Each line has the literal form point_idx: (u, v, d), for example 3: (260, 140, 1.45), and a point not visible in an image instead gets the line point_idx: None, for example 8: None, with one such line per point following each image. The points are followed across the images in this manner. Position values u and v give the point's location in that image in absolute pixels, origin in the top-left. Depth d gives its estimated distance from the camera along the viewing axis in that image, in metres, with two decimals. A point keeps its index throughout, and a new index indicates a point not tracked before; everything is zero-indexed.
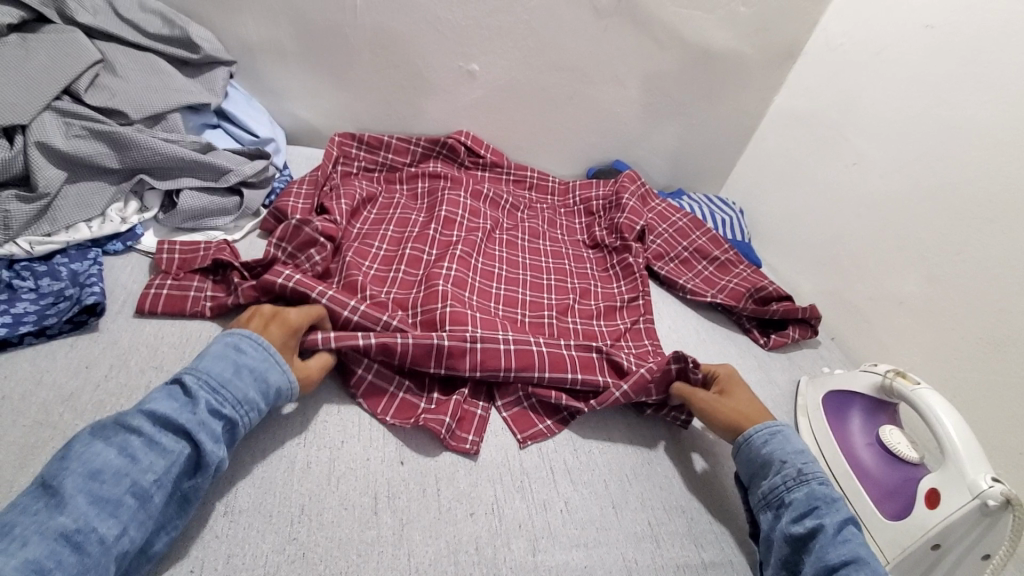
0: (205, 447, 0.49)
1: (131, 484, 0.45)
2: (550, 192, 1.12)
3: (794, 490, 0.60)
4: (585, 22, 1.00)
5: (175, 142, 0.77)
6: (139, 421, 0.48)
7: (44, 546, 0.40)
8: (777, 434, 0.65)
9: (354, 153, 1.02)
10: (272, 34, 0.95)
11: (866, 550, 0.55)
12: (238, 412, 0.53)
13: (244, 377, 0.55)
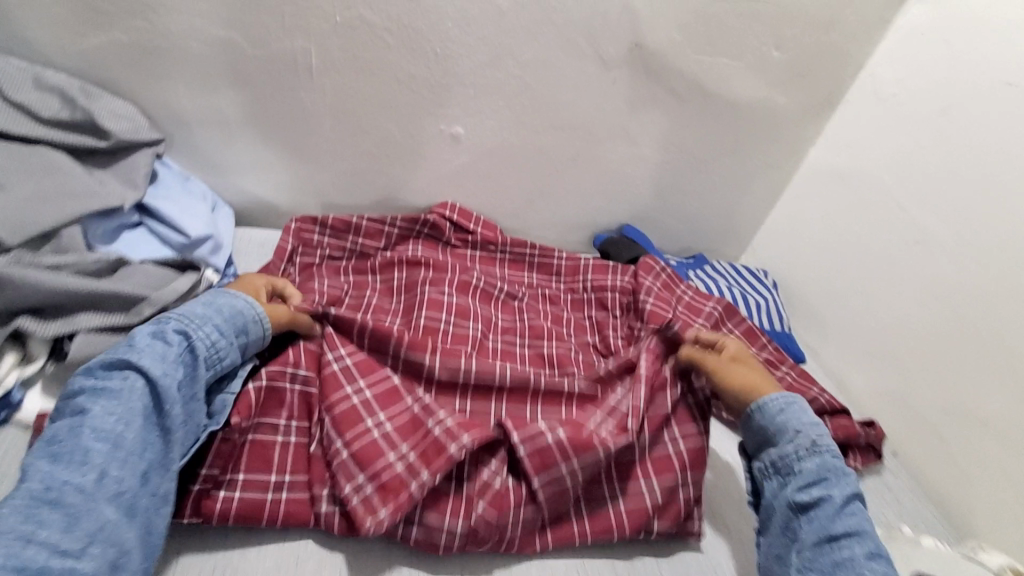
0: (152, 372, 0.54)
1: (85, 435, 0.50)
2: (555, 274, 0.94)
3: (806, 464, 0.61)
4: (591, 75, 0.83)
5: (72, 266, 0.60)
6: (84, 386, 0.53)
7: (21, 511, 0.45)
8: (783, 401, 0.65)
9: (315, 241, 0.87)
10: (210, 104, 0.78)
11: (865, 523, 0.57)
12: (189, 333, 0.58)
13: (189, 315, 0.60)
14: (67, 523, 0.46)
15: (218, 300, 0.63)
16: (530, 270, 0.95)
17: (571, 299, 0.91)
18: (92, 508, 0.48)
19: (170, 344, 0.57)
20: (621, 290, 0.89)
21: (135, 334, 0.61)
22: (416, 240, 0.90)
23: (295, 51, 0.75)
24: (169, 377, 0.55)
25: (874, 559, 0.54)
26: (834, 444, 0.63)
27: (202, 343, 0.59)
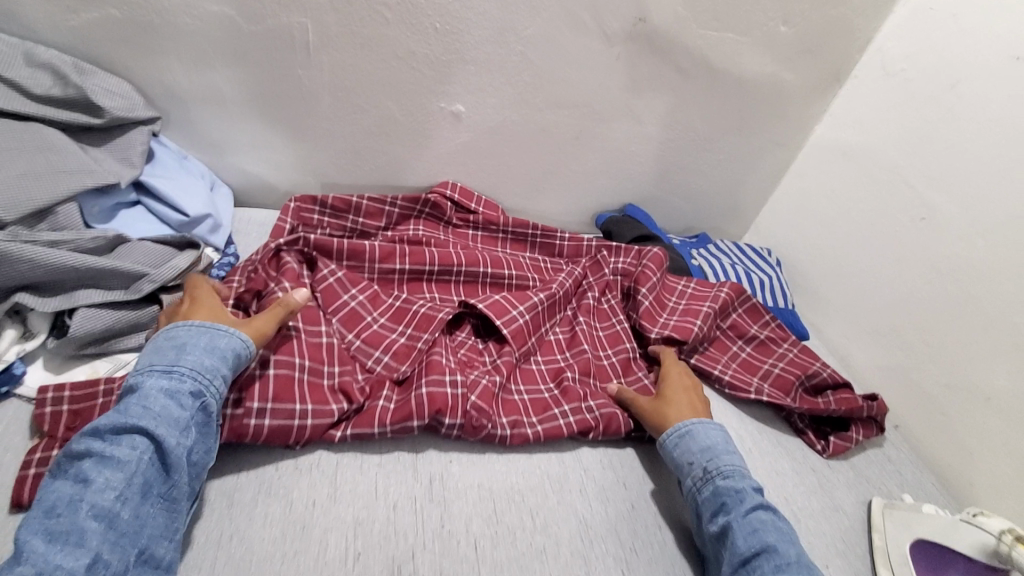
0: (166, 443, 0.46)
1: (90, 508, 0.42)
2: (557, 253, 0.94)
3: (704, 490, 0.59)
4: (593, 52, 0.82)
5: (69, 242, 0.59)
6: (86, 443, 0.45)
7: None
8: (697, 428, 0.63)
9: (315, 220, 0.85)
10: (206, 81, 0.77)
11: (778, 535, 0.54)
12: (200, 383, 0.50)
13: (194, 358, 0.51)
14: None
15: (213, 334, 0.54)
16: (532, 249, 0.95)
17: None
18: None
19: (179, 401, 0.49)
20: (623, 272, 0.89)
21: (135, 309, 0.61)
22: (418, 219, 0.91)
23: (291, 27, 0.73)
24: (180, 441, 0.47)
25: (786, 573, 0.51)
26: (735, 460, 0.61)
27: (215, 393, 0.51)
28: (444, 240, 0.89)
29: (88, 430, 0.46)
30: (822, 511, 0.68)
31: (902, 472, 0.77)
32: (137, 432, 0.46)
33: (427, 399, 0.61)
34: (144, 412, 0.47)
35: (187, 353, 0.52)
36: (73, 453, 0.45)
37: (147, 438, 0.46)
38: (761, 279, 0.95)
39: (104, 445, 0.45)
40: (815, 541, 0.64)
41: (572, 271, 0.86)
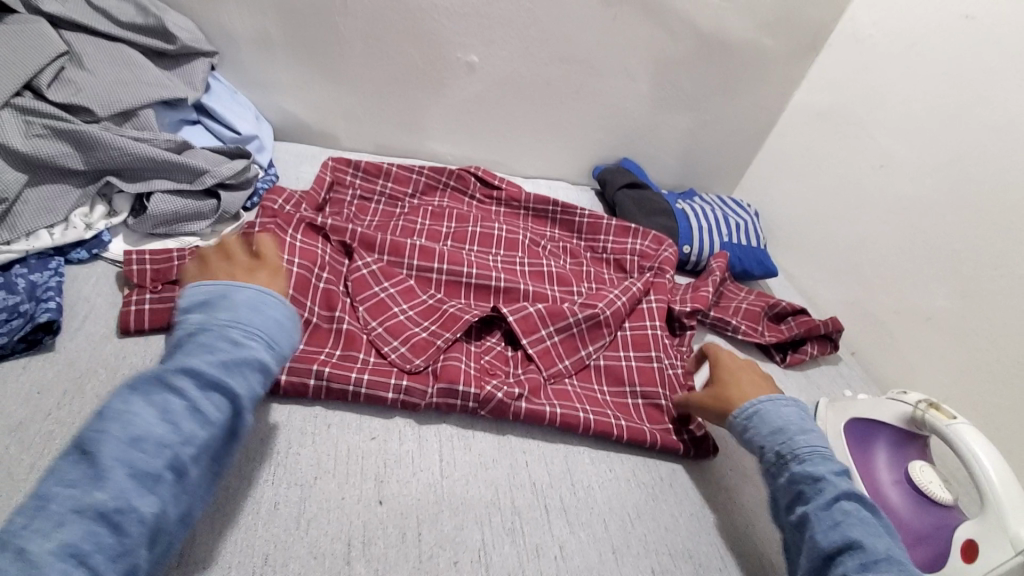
0: (240, 411, 0.43)
1: (174, 454, 0.38)
2: (576, 232, 0.95)
3: (780, 479, 0.54)
4: (593, 10, 0.93)
5: (147, 140, 0.71)
6: (184, 381, 0.41)
7: (81, 525, 0.33)
8: (765, 406, 0.59)
9: (349, 181, 0.89)
10: (258, 24, 0.89)
11: (869, 529, 0.48)
12: (267, 361, 0.47)
13: (278, 338, 0.48)
14: (117, 555, 0.34)
15: (285, 317, 0.50)
16: (552, 226, 0.96)
17: (592, 258, 0.93)
18: (141, 554, 0.35)
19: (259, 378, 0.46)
20: (641, 255, 0.91)
21: (197, 200, 0.73)
22: (443, 191, 0.95)
23: None
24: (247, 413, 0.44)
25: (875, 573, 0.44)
26: (816, 442, 0.55)
27: (269, 377, 0.48)
28: (468, 211, 0.92)
29: (186, 367, 0.42)
30: None
31: (852, 385, 0.88)
32: (228, 391, 0.43)
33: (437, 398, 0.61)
34: (233, 371, 0.43)
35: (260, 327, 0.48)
36: (166, 384, 0.40)
37: (233, 398, 0.43)
38: (739, 224, 1.02)
39: (198, 390, 0.41)
40: None
41: (630, 288, 0.80)
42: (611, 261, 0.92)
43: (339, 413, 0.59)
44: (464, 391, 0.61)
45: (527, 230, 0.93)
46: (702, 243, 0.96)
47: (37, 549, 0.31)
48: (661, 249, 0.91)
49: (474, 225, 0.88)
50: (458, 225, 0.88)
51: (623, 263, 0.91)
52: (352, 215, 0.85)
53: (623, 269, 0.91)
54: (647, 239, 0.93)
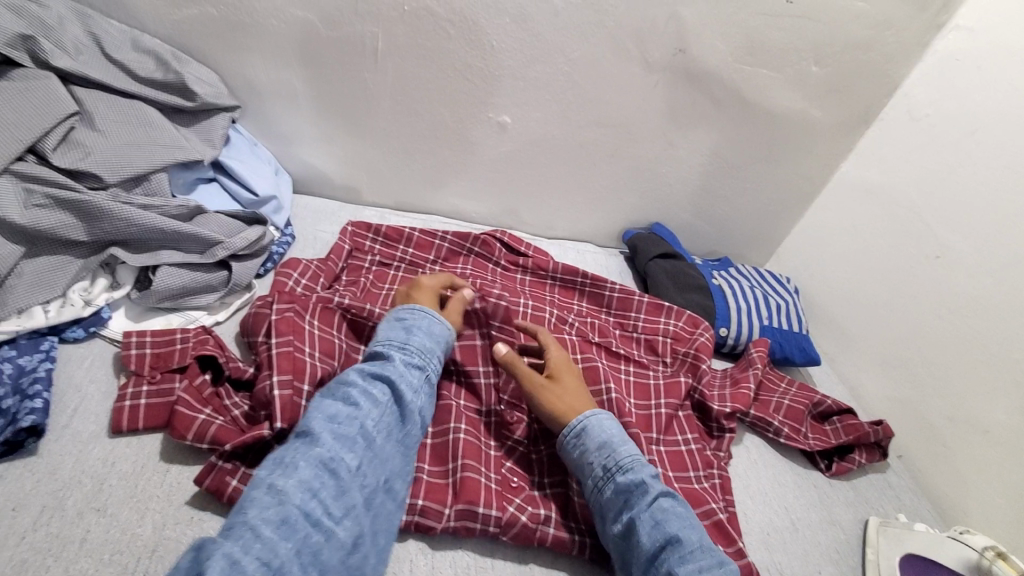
0: (404, 397, 0.55)
1: (360, 427, 0.50)
2: (605, 307, 0.88)
3: (607, 490, 0.55)
4: (634, 77, 0.88)
5: (157, 207, 0.67)
6: (352, 378, 0.54)
7: (311, 470, 0.45)
8: (592, 420, 0.59)
9: (368, 247, 0.85)
10: (283, 76, 0.85)
11: (683, 522, 0.52)
12: (424, 363, 0.58)
13: (415, 341, 0.59)
14: (338, 491, 0.46)
15: (428, 322, 0.62)
16: (581, 298, 0.90)
17: (621, 335, 0.85)
18: (355, 497, 0.47)
19: (415, 373, 0.57)
20: (675, 338, 0.84)
21: (207, 271, 0.68)
22: (466, 257, 0.89)
23: (364, 33, 0.81)
24: (411, 398, 0.55)
25: (691, 561, 0.48)
26: (637, 450, 0.57)
27: (432, 373, 0.59)
28: (492, 281, 0.86)
29: (352, 370, 0.55)
30: (818, 522, 0.71)
31: (901, 497, 0.80)
32: (386, 381, 0.54)
33: (456, 519, 0.55)
34: (394, 369, 0.55)
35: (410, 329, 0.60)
36: (341, 383, 0.53)
37: (391, 385, 0.54)
38: (778, 304, 0.97)
39: (364, 383, 0.54)
40: (812, 550, 0.68)
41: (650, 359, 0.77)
42: (642, 341, 0.84)
43: None
44: (485, 513, 0.55)
45: (554, 304, 0.86)
46: (741, 326, 0.92)
47: (282, 482, 0.44)
48: (697, 334, 0.84)
49: (498, 299, 0.82)
50: (481, 298, 0.82)
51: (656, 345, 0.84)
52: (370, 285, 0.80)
53: (655, 352, 0.83)
54: (682, 319, 0.86)
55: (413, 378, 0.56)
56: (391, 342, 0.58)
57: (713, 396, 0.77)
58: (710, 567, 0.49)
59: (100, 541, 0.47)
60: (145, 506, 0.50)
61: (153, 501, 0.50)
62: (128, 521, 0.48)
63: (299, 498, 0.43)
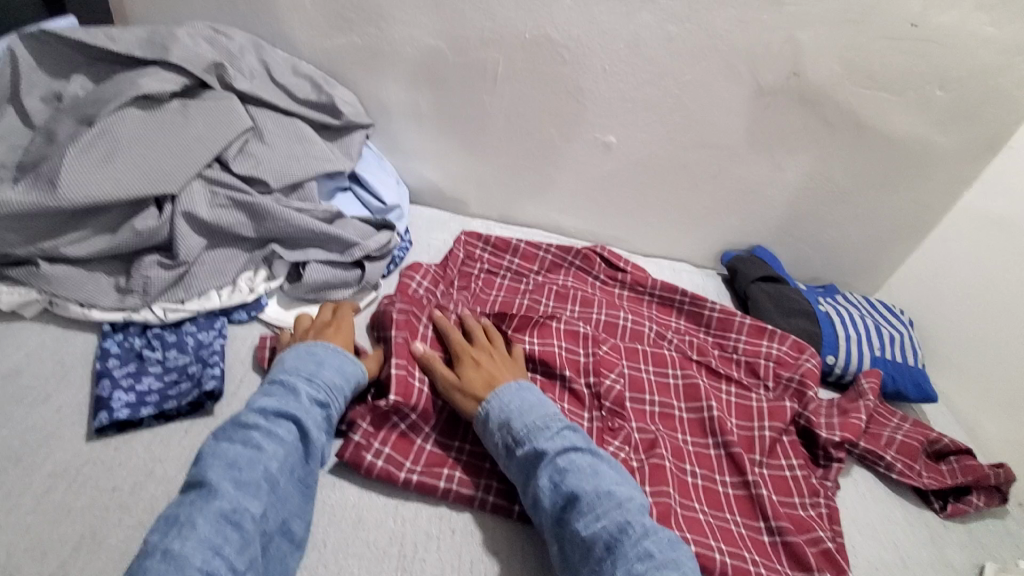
0: (309, 434, 0.54)
1: (264, 471, 0.49)
2: (704, 325, 0.88)
3: (511, 465, 0.57)
4: (744, 100, 0.88)
5: (308, 211, 0.76)
6: (254, 417, 0.52)
7: (210, 525, 0.44)
8: (491, 404, 0.60)
9: (478, 255, 0.91)
10: (412, 97, 0.94)
11: (582, 474, 0.54)
12: (331, 397, 0.58)
13: (323, 373, 0.59)
14: (241, 545, 0.45)
15: (318, 350, 0.62)
16: (678, 316, 0.90)
17: (720, 356, 0.84)
18: (257, 548, 0.46)
19: (319, 410, 0.56)
20: (778, 361, 0.82)
21: (345, 269, 0.77)
22: (568, 269, 0.93)
23: (486, 59, 0.88)
24: (317, 434, 0.55)
25: (591, 516, 0.51)
26: (532, 418, 0.58)
27: (338, 406, 0.59)
28: (593, 293, 0.89)
29: (252, 407, 0.53)
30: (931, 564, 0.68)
31: None
32: (292, 418, 0.54)
33: None
34: (298, 405, 0.55)
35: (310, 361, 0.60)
36: (240, 422, 0.52)
37: (296, 422, 0.54)
38: (890, 336, 0.93)
39: (266, 421, 0.52)
40: None
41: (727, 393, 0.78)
42: (742, 363, 0.83)
43: (463, 517, 0.58)
44: None
45: (653, 319, 0.87)
46: (849, 355, 0.89)
47: (180, 546, 0.42)
48: (801, 360, 0.82)
49: (599, 310, 0.85)
50: (583, 309, 0.85)
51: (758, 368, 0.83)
52: (479, 290, 0.85)
53: (756, 374, 0.82)
54: (785, 343, 0.84)
55: (319, 415, 0.56)
56: (295, 375, 0.57)
57: (820, 424, 0.75)
58: (607, 511, 0.51)
59: None
60: None
61: None
62: None
63: (201, 560, 0.42)
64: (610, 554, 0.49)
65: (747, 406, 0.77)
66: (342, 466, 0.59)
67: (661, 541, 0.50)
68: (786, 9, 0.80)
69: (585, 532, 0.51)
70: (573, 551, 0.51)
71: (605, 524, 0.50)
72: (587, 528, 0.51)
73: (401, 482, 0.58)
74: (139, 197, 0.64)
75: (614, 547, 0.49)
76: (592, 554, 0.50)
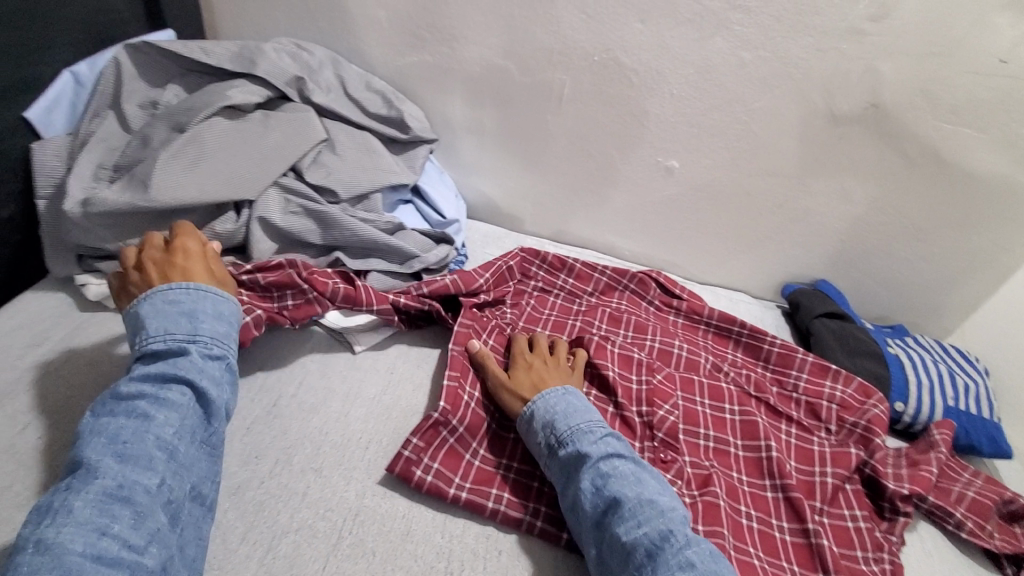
0: (207, 394, 0.51)
1: (156, 440, 0.46)
2: (763, 359, 0.85)
3: (551, 465, 0.58)
4: (818, 130, 0.85)
5: (372, 221, 0.78)
6: (134, 387, 0.49)
7: (95, 504, 0.41)
8: (537, 405, 0.62)
9: (533, 273, 0.91)
10: (476, 115, 0.96)
11: (625, 481, 0.54)
12: (221, 349, 0.54)
13: (204, 325, 0.54)
14: (134, 520, 0.42)
15: (195, 298, 0.56)
16: (735, 348, 0.88)
17: (778, 393, 0.81)
18: (159, 519, 0.44)
19: (207, 360, 0.53)
20: (842, 405, 0.78)
21: (403, 280, 0.79)
22: (621, 293, 0.92)
23: (553, 79, 0.89)
24: (213, 391, 0.52)
25: (631, 522, 0.51)
26: (578, 421, 0.59)
27: (231, 354, 0.55)
28: (647, 319, 0.87)
29: (129, 376, 0.50)
30: None
31: None
32: (184, 382, 0.50)
33: None
34: (186, 367, 0.51)
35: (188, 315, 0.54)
36: (117, 395, 0.49)
37: (189, 386, 0.50)
38: (965, 385, 0.87)
39: (153, 389, 0.49)
40: None
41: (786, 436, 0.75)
42: (802, 403, 0.80)
43: (510, 539, 0.57)
44: None
45: (709, 350, 0.85)
46: (922, 403, 0.84)
47: (54, 535, 0.39)
48: (868, 405, 0.78)
49: (653, 337, 0.83)
50: (636, 334, 0.84)
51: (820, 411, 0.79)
52: (533, 308, 0.85)
53: (817, 416, 0.79)
54: (852, 387, 0.80)
55: (215, 372, 0.53)
56: (158, 333, 0.52)
57: (887, 474, 0.71)
58: (649, 518, 0.51)
59: (316, 496, 0.56)
60: (350, 474, 0.58)
61: (355, 471, 0.58)
62: (337, 483, 0.57)
63: (83, 544, 0.39)
64: (650, 561, 0.48)
65: (807, 450, 0.74)
66: (391, 478, 0.59)
67: (703, 552, 0.49)
68: (867, 39, 0.77)
69: (625, 537, 0.50)
70: (611, 556, 0.51)
71: (646, 530, 0.50)
72: (627, 533, 0.50)
73: (450, 499, 0.58)
74: (220, 201, 0.68)
75: (655, 553, 0.49)
76: (632, 560, 0.49)
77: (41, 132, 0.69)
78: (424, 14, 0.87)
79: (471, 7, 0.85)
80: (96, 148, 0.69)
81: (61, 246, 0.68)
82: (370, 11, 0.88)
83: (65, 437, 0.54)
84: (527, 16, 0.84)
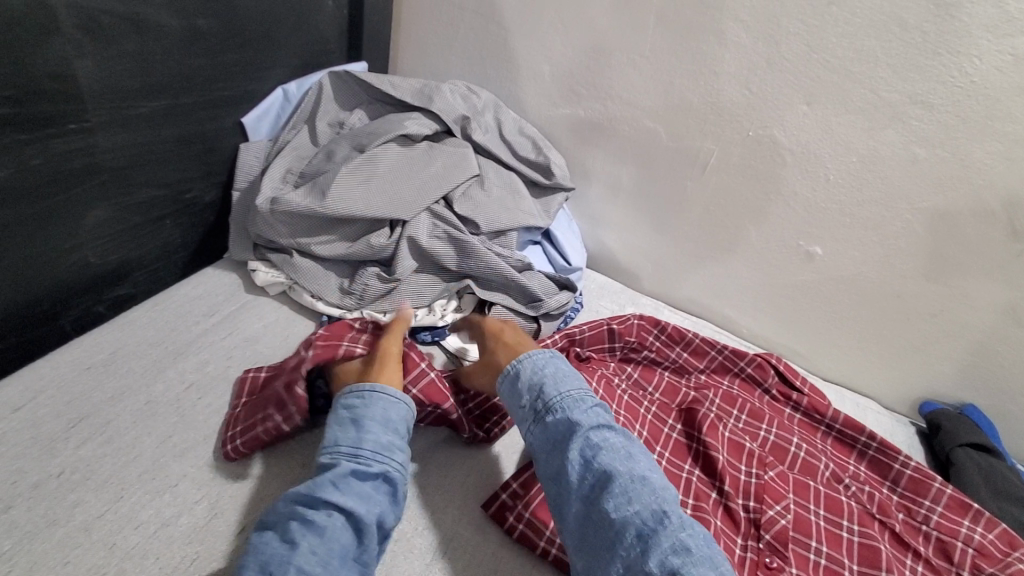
0: (360, 511, 0.49)
1: (306, 566, 0.45)
2: (891, 480, 0.77)
3: (536, 429, 0.60)
4: (993, 242, 0.77)
5: (505, 256, 0.81)
6: (296, 507, 0.49)
7: None
8: (524, 365, 0.64)
9: (648, 342, 0.87)
10: (617, 172, 0.99)
11: (615, 455, 0.56)
12: (385, 466, 0.53)
13: (380, 443, 0.54)
14: None
15: (383, 404, 0.56)
16: (858, 460, 0.80)
17: (904, 521, 0.72)
18: None
19: (368, 479, 0.52)
20: (982, 551, 0.68)
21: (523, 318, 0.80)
22: (735, 376, 0.87)
23: (701, 149, 0.90)
24: (365, 506, 0.50)
25: (620, 498, 0.53)
26: (568, 389, 0.61)
27: (393, 469, 0.53)
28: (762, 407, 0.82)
29: (292, 496, 0.50)
30: None
31: None
32: (343, 506, 0.49)
33: None
34: (338, 484, 0.50)
35: (392, 438, 0.55)
36: (283, 514, 0.49)
37: (348, 511, 0.49)
38: None
39: (307, 510, 0.48)
40: None
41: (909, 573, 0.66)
42: (932, 538, 0.70)
43: None
44: None
45: (827, 455, 0.78)
46: None
47: None
48: (1010, 558, 0.67)
49: (768, 428, 0.78)
50: (750, 421, 0.79)
51: (962, 558, 0.68)
52: (636, 381, 0.83)
53: (948, 558, 0.68)
54: (1002, 535, 0.69)
55: (370, 486, 0.52)
56: (344, 451, 0.53)
57: None
58: (639, 495, 0.53)
59: (416, 512, 0.58)
60: (450, 499, 0.60)
61: (454, 496, 0.60)
62: (434, 505, 0.59)
63: None
64: (641, 541, 0.50)
65: None
66: (480, 514, 0.59)
67: (697, 536, 0.51)
68: None
69: (615, 513, 0.52)
70: (596, 531, 0.52)
71: (638, 509, 0.52)
72: (618, 510, 0.52)
73: (539, 552, 0.57)
74: (380, 217, 0.75)
75: (647, 535, 0.50)
76: (622, 538, 0.51)
77: (250, 135, 0.81)
78: (585, 73, 0.92)
79: (633, 72, 0.89)
80: (289, 156, 0.80)
81: (245, 235, 0.79)
82: (536, 65, 0.95)
83: (219, 403, 0.61)
84: (687, 86, 0.86)
